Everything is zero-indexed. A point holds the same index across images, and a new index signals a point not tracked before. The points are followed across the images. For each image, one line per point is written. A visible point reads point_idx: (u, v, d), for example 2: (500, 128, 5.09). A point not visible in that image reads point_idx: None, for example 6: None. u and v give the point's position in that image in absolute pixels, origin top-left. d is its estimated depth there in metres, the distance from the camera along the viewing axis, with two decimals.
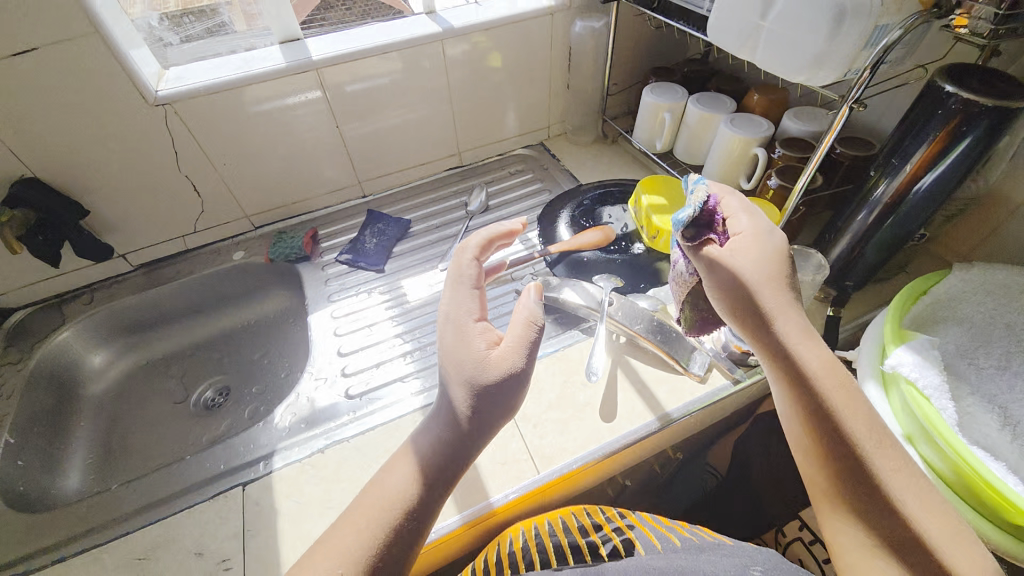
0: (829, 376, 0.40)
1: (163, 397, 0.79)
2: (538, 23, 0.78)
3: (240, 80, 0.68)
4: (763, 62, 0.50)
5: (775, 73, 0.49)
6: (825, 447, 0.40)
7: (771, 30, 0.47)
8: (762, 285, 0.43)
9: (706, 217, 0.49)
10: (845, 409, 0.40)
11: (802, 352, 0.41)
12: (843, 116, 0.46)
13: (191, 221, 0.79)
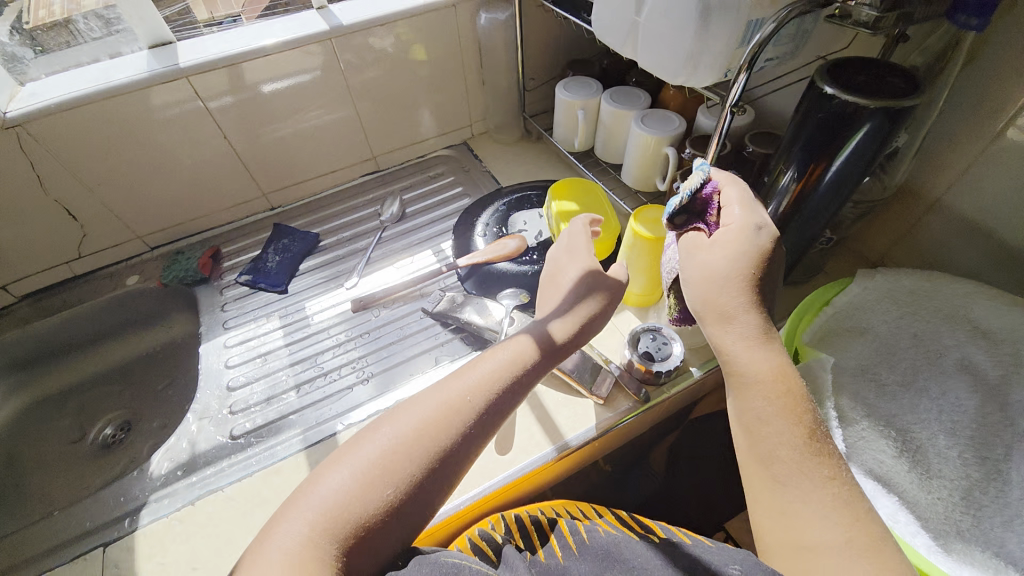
0: (783, 383, 0.36)
1: (59, 436, 0.73)
2: (439, 16, 0.73)
3: (101, 93, 0.61)
4: (646, 62, 0.46)
5: (658, 74, 0.46)
6: (764, 449, 0.35)
7: (646, 27, 0.44)
8: (738, 278, 0.37)
9: (701, 203, 0.42)
10: (789, 419, 0.35)
11: (755, 357, 0.37)
12: (724, 120, 0.43)
13: (74, 246, 0.73)
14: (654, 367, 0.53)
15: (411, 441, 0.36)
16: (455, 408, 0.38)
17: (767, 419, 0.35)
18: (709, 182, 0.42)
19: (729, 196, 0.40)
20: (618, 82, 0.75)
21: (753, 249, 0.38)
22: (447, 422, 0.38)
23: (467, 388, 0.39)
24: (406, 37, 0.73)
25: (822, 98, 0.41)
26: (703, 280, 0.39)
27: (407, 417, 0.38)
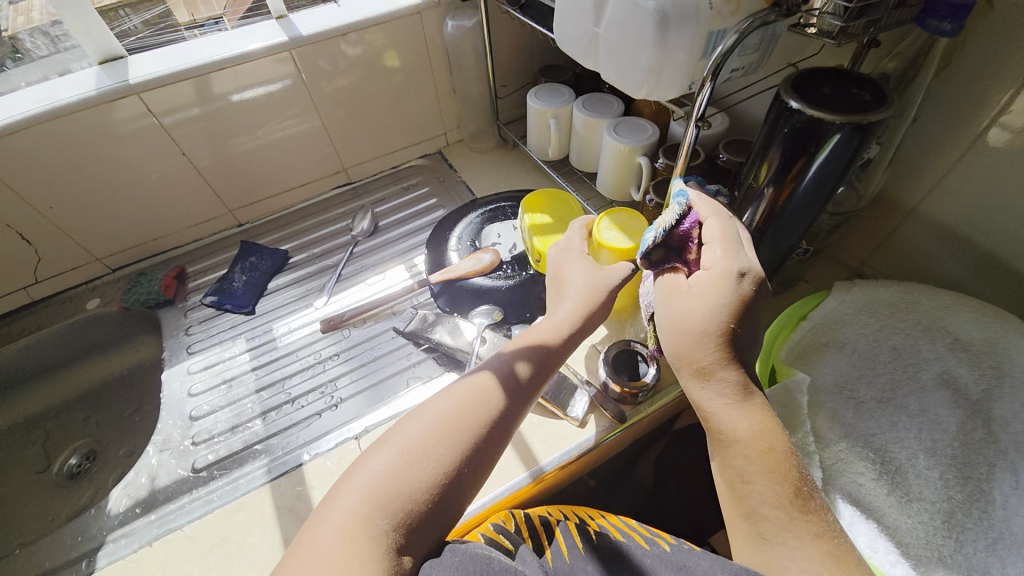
0: (766, 441, 0.34)
1: (23, 468, 0.70)
2: (405, 24, 0.71)
3: (47, 112, 0.58)
4: (609, 74, 0.45)
5: (621, 87, 0.44)
6: (747, 512, 0.34)
7: (607, 38, 0.43)
8: (714, 330, 0.35)
9: (677, 239, 0.40)
10: (775, 477, 0.33)
11: (739, 411, 0.35)
12: (689, 134, 0.42)
13: (29, 270, 0.70)
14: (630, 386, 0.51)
15: (459, 412, 0.36)
16: (498, 378, 0.38)
17: (751, 479, 0.34)
18: (688, 217, 0.40)
19: (711, 233, 0.38)
20: (592, 87, 0.74)
21: (729, 299, 0.35)
22: (491, 392, 0.38)
23: (497, 368, 0.39)
24: (371, 45, 0.71)
25: (787, 111, 0.39)
26: (679, 331, 0.36)
27: (450, 395, 0.37)
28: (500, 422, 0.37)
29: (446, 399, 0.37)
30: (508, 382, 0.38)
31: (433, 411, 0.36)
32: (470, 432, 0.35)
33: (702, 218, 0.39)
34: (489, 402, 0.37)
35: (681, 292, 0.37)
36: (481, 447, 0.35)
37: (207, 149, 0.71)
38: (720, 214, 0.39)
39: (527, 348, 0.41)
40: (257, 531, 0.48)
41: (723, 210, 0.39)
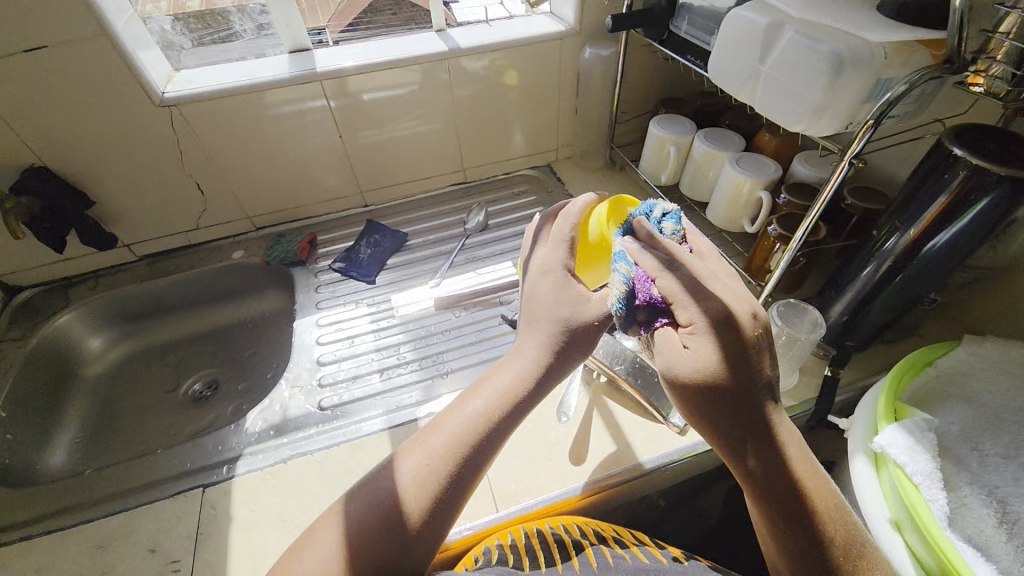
0: (809, 491, 0.35)
1: (155, 385, 0.80)
2: (548, 46, 0.78)
3: (247, 86, 0.69)
4: (763, 106, 0.50)
5: (776, 119, 0.49)
6: (801, 572, 0.35)
7: (770, 75, 0.48)
8: (735, 383, 0.35)
9: (645, 302, 0.38)
10: (816, 515, 0.35)
11: (782, 461, 0.35)
12: (841, 169, 0.44)
13: (193, 219, 0.80)
14: None
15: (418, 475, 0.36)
16: (458, 429, 0.38)
17: (801, 534, 0.35)
18: (644, 279, 0.38)
19: (673, 286, 0.37)
20: (712, 123, 0.78)
21: (735, 348, 0.35)
22: (451, 449, 0.37)
23: (473, 413, 0.38)
24: (516, 61, 0.78)
25: (949, 158, 0.43)
26: (700, 388, 0.35)
27: (412, 455, 0.37)
28: (467, 471, 0.36)
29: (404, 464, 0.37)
30: (472, 431, 0.37)
31: (390, 478, 0.37)
32: (433, 487, 0.36)
33: (652, 274, 0.38)
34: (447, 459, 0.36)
35: (686, 357, 0.35)
36: (445, 501, 0.36)
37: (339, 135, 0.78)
38: (669, 264, 0.38)
39: (497, 393, 0.38)
40: None
41: (672, 263, 0.38)
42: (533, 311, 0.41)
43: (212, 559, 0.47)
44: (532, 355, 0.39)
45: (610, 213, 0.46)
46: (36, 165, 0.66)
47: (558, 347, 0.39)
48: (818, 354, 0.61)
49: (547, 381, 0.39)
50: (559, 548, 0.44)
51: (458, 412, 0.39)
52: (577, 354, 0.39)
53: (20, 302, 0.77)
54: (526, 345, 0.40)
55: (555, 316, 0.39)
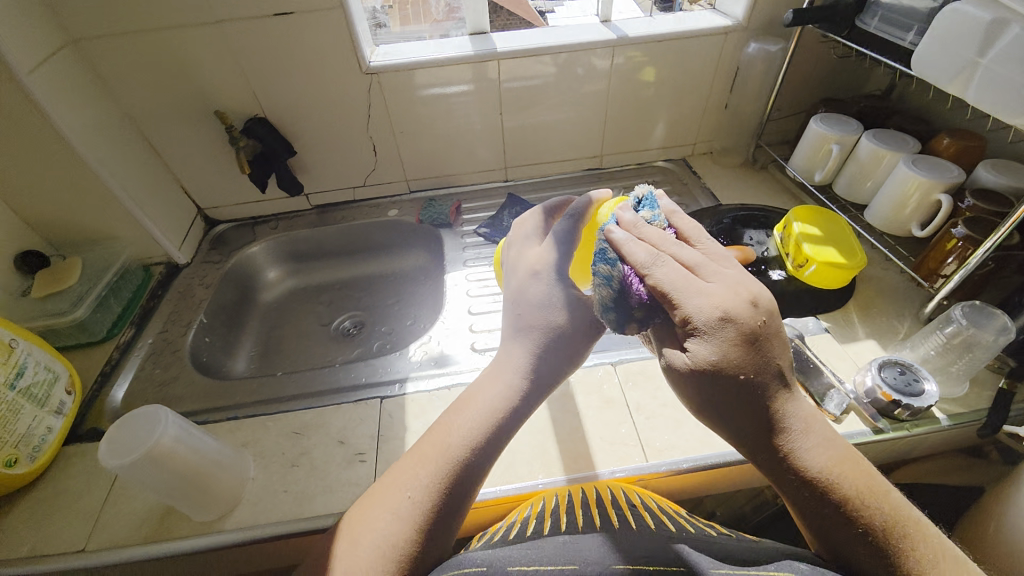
0: (840, 475, 0.37)
1: (313, 317, 0.89)
2: (710, 41, 0.80)
3: (436, 61, 0.77)
4: (980, 101, 0.51)
5: (994, 113, 0.50)
6: (837, 552, 0.36)
7: (990, 68, 0.49)
8: (743, 378, 0.37)
9: (639, 301, 0.41)
10: (850, 499, 0.36)
11: (803, 444, 0.38)
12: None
13: (363, 175, 0.91)
14: (904, 398, 0.52)
15: (413, 480, 0.40)
16: (448, 450, 0.41)
17: (836, 520, 0.36)
18: (630, 276, 0.41)
19: (661, 287, 0.39)
20: (876, 125, 0.76)
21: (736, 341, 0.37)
22: (442, 456, 0.41)
23: (485, 405, 0.43)
24: (676, 52, 0.81)
25: None
26: (708, 387, 0.37)
27: (414, 469, 0.41)
28: (469, 473, 0.41)
29: (408, 474, 0.40)
30: (466, 438, 0.42)
31: (394, 484, 0.40)
32: (440, 485, 0.40)
33: (641, 270, 0.40)
34: (443, 464, 0.40)
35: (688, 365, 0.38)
36: (454, 491, 0.40)
37: (481, 117, 0.86)
38: (653, 262, 0.39)
39: (481, 412, 0.43)
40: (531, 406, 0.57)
41: (648, 265, 0.39)
42: (523, 319, 0.46)
43: (393, 457, 0.54)
44: (511, 371, 0.45)
45: (617, 211, 0.50)
46: (261, 116, 0.79)
47: (540, 357, 0.45)
48: (992, 367, 0.58)
49: (527, 395, 0.44)
50: (612, 509, 0.45)
51: (448, 424, 0.43)
52: (555, 364, 0.46)
53: (218, 233, 0.91)
54: (508, 362, 0.46)
55: (538, 335, 0.45)
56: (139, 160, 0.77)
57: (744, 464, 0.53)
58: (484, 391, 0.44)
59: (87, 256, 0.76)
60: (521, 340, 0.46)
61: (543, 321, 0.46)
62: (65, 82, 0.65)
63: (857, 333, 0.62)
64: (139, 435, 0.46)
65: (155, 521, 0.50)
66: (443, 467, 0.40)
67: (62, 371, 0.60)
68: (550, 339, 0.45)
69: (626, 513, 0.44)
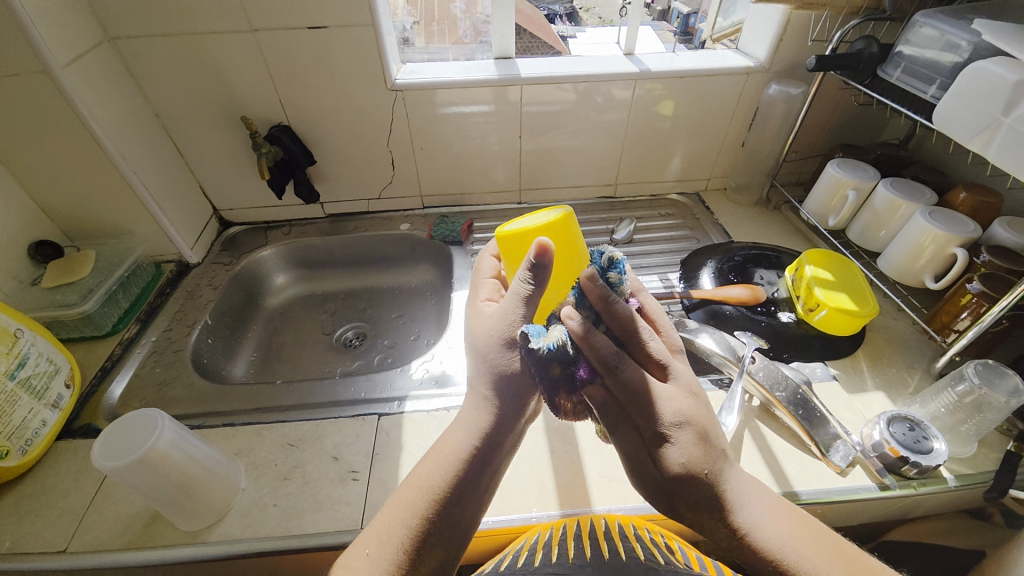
0: (797, 545, 0.38)
1: (316, 325, 0.89)
2: (731, 80, 0.81)
3: (459, 81, 0.78)
4: (1000, 159, 0.52)
5: (1014, 173, 0.51)
6: None
7: (1013, 128, 0.49)
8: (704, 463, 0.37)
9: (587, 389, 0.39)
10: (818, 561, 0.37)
11: (754, 517, 0.38)
12: None
13: (380, 188, 0.92)
14: (912, 455, 0.50)
15: (382, 536, 0.38)
16: (422, 495, 0.39)
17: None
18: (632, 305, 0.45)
19: (654, 349, 0.40)
20: (893, 174, 0.76)
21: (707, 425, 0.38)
22: (412, 502, 0.39)
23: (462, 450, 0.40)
24: (696, 89, 0.82)
25: None
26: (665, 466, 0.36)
27: (393, 517, 0.39)
28: (448, 527, 0.39)
29: (387, 526, 0.39)
30: (436, 491, 0.39)
31: (372, 541, 0.39)
32: (406, 545, 0.38)
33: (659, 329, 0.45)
34: (417, 518, 0.39)
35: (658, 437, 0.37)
36: (427, 549, 0.38)
37: (498, 137, 0.86)
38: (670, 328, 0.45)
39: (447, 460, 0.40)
40: (531, 435, 0.57)
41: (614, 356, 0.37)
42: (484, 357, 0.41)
43: (385, 477, 0.53)
44: (482, 416, 0.41)
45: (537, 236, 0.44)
46: (284, 124, 0.80)
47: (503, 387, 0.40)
48: (1004, 428, 0.56)
49: (502, 428, 0.41)
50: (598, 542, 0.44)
51: (418, 481, 0.40)
52: (523, 404, 0.41)
53: (230, 235, 0.92)
54: (475, 404, 0.41)
55: (499, 370, 0.40)
56: (163, 159, 0.78)
57: None
58: (453, 438, 0.41)
59: (101, 250, 0.77)
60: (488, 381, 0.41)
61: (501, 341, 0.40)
62: (100, 80, 0.66)
63: (865, 383, 0.61)
64: (137, 438, 0.45)
65: (140, 528, 0.49)
66: (417, 524, 0.39)
67: (64, 364, 0.60)
68: (517, 373, 0.40)
69: (616, 546, 0.44)
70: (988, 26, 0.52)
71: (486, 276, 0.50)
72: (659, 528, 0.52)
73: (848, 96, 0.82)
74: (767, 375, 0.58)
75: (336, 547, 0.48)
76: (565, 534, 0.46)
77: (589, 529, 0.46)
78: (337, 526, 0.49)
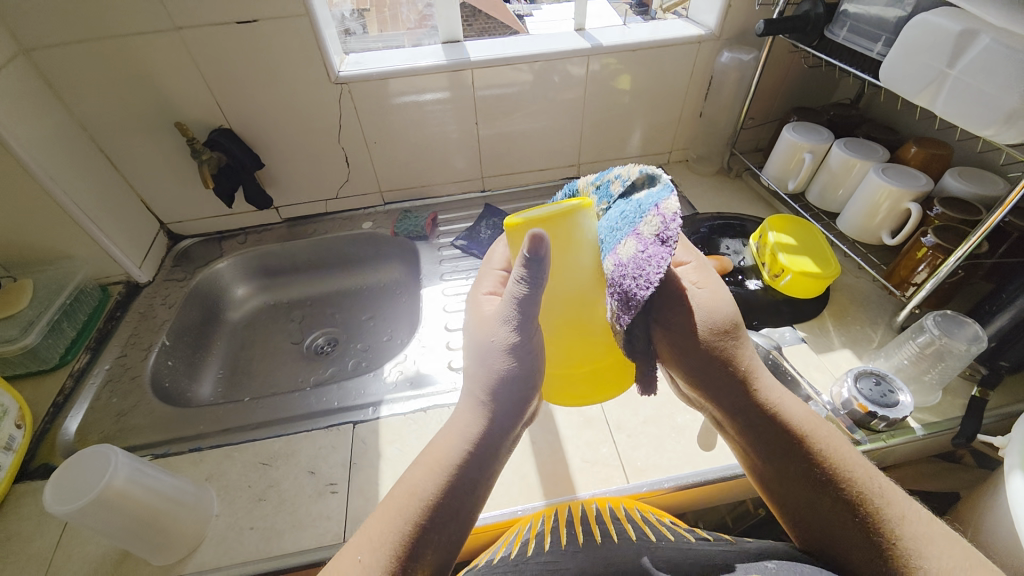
0: (815, 430, 0.40)
1: (283, 335, 0.86)
2: (685, 50, 0.80)
3: (406, 70, 0.75)
4: (947, 111, 0.53)
5: (961, 124, 0.52)
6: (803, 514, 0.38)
7: (960, 79, 0.50)
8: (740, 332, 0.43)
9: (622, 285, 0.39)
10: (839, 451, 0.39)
11: (783, 398, 0.41)
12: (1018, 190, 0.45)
13: (336, 187, 0.88)
14: (880, 409, 0.52)
15: (372, 539, 0.35)
16: (415, 501, 0.37)
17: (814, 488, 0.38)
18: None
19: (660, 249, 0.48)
20: (847, 134, 0.77)
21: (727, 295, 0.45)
22: (400, 509, 0.36)
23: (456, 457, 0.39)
24: (650, 61, 0.81)
25: None
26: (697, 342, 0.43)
27: (382, 522, 0.36)
28: (440, 534, 0.36)
29: (375, 530, 0.35)
30: (427, 496, 0.37)
31: (360, 548, 0.35)
32: (397, 553, 0.35)
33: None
34: (407, 522, 0.35)
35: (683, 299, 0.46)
36: (419, 558, 0.35)
37: (454, 125, 0.84)
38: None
39: (436, 467, 0.38)
40: None
41: None
42: (483, 360, 0.41)
43: (365, 486, 0.51)
44: (476, 423, 0.40)
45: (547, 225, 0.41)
46: (225, 128, 0.76)
47: (498, 393, 0.41)
48: (964, 374, 0.59)
49: (492, 432, 0.40)
50: (585, 526, 0.44)
51: (410, 485, 0.37)
52: (519, 408, 0.41)
53: (182, 250, 0.87)
54: (470, 410, 0.41)
55: (499, 374, 0.41)
56: (96, 175, 0.73)
57: (724, 481, 0.52)
58: (445, 445, 0.40)
59: (38, 277, 0.72)
60: (483, 384, 0.41)
61: (496, 340, 0.41)
62: (13, 93, 0.61)
63: (832, 343, 0.63)
64: (89, 478, 0.43)
65: (109, 567, 0.47)
66: (407, 529, 0.36)
67: (11, 404, 0.56)
68: (518, 377, 0.41)
69: (609, 527, 0.44)
70: None
71: (496, 267, 0.49)
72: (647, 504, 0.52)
73: (798, 59, 0.82)
74: None
75: (320, 563, 0.46)
76: (554, 521, 0.46)
77: (577, 516, 0.46)
78: (319, 542, 0.47)
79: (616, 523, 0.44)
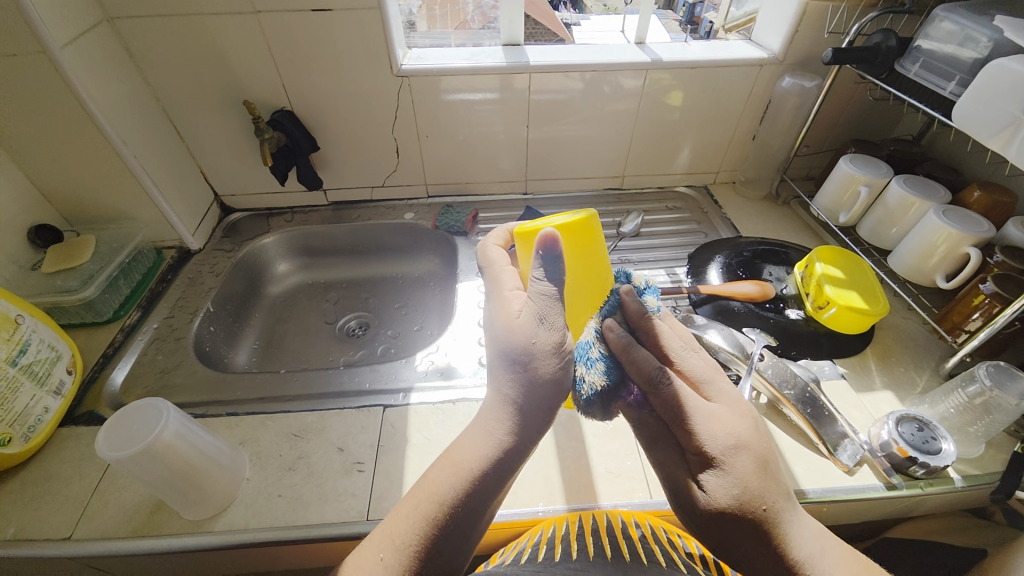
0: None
1: (318, 315, 0.88)
2: (745, 72, 0.80)
3: (467, 69, 0.76)
4: (1013, 157, 0.51)
5: None
6: None
7: None
8: (776, 493, 0.37)
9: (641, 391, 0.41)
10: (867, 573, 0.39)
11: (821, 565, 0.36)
12: None
13: (384, 176, 0.90)
14: (920, 455, 0.50)
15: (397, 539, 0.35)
16: (435, 507, 0.36)
17: None
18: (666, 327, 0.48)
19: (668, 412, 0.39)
20: (906, 171, 0.76)
21: (759, 443, 0.39)
22: (419, 513, 0.36)
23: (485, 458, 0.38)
24: (708, 80, 0.80)
25: None
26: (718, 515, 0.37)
27: (403, 519, 0.36)
28: (455, 535, 0.36)
29: (397, 529, 0.36)
30: (446, 499, 0.36)
31: (382, 548, 0.35)
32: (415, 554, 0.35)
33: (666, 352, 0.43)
34: (425, 524, 0.36)
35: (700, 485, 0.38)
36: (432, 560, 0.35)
37: (504, 125, 0.85)
38: (683, 353, 0.43)
39: (461, 475, 0.37)
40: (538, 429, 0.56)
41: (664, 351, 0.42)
42: (520, 365, 0.39)
43: (391, 468, 0.53)
44: (501, 427, 0.39)
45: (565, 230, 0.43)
46: (288, 109, 0.79)
47: (530, 405, 0.39)
48: (1010, 430, 0.56)
49: (526, 437, 0.39)
50: (608, 538, 0.45)
51: (430, 488, 0.37)
52: (546, 420, 0.40)
53: (232, 222, 0.90)
54: (496, 411, 0.39)
55: (530, 382, 0.39)
56: (162, 142, 0.76)
57: None
58: (466, 447, 0.39)
59: (101, 234, 0.75)
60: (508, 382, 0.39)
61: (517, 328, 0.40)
62: (99, 60, 0.64)
63: (875, 383, 0.61)
64: (141, 428, 0.45)
65: (144, 516, 0.49)
66: (425, 533, 0.36)
67: (65, 350, 0.59)
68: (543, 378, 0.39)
69: (636, 546, 0.44)
70: (1010, 22, 0.51)
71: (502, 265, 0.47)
72: (670, 524, 0.52)
73: (862, 90, 0.81)
74: (775, 373, 0.58)
75: (344, 538, 0.47)
76: (575, 529, 0.47)
77: (601, 524, 0.47)
78: (344, 517, 0.48)
79: (642, 544, 0.44)
